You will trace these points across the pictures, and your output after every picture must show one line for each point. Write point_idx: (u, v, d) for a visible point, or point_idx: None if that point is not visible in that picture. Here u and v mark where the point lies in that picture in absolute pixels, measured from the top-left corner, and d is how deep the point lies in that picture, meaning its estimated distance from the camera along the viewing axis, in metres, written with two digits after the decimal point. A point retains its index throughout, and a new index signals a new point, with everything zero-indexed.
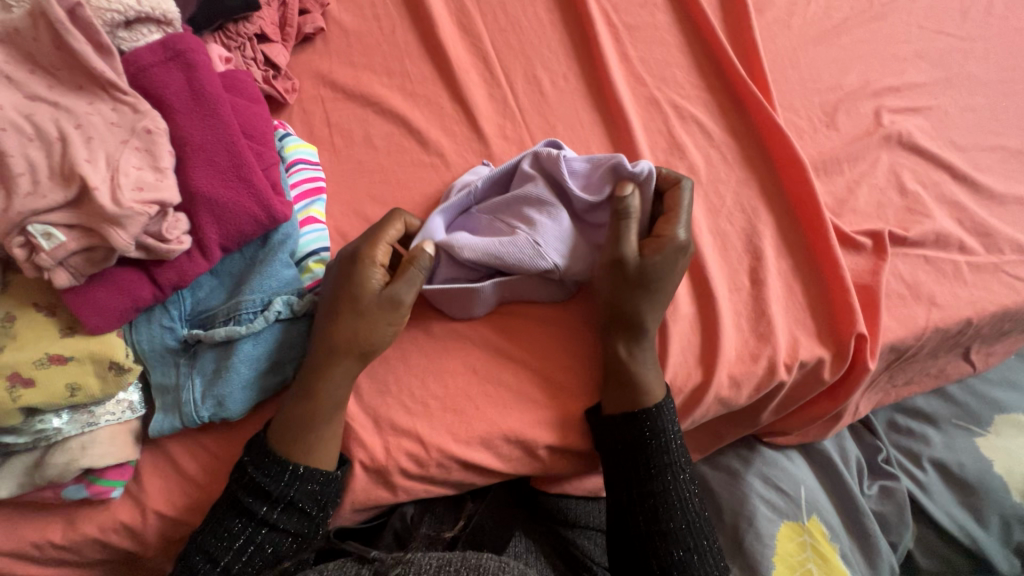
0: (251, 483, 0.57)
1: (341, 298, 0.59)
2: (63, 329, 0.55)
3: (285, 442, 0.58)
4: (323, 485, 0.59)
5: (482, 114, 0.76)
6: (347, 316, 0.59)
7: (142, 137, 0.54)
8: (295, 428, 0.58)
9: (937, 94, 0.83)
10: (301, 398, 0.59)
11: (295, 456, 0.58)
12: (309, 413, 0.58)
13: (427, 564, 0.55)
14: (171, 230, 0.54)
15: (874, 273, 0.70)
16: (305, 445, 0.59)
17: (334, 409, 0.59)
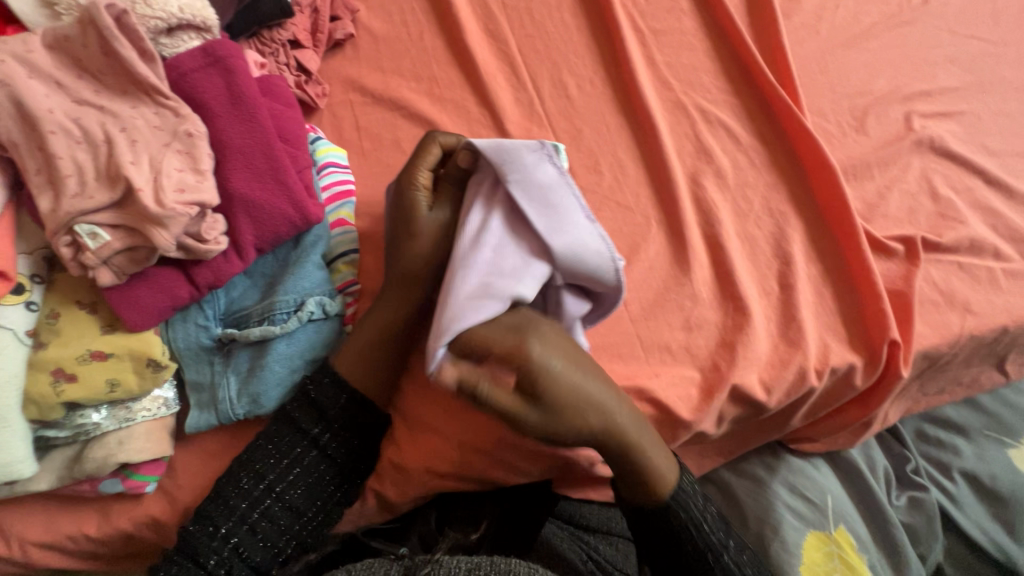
0: (307, 399, 0.60)
1: (401, 236, 0.61)
2: (103, 326, 0.57)
3: (351, 371, 0.61)
4: (369, 413, 0.63)
5: (509, 118, 0.77)
6: (426, 238, 0.61)
7: (184, 140, 0.55)
8: (364, 360, 0.61)
9: (969, 99, 0.82)
10: (362, 328, 0.62)
11: (359, 383, 0.61)
12: (377, 346, 0.62)
13: (457, 565, 0.55)
14: (210, 231, 0.55)
15: (905, 280, 0.69)
16: (367, 376, 0.62)
17: (399, 338, 0.62)
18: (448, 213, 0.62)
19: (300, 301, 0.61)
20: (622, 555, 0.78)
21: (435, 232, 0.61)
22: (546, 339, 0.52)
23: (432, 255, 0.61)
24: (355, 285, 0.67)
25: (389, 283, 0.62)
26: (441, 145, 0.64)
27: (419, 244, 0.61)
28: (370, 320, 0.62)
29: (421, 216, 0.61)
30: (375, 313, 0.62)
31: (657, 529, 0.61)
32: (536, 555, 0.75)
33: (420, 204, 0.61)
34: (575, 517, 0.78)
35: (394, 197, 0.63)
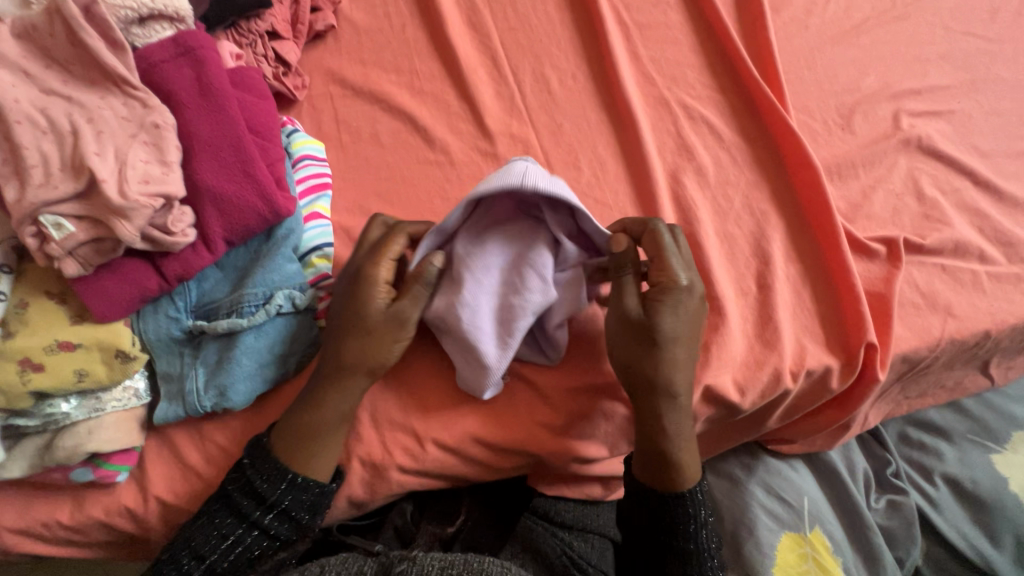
0: (248, 484, 0.58)
1: (349, 325, 0.59)
2: (72, 316, 0.57)
3: (291, 452, 0.58)
4: (318, 494, 0.59)
5: (489, 112, 0.76)
6: (378, 334, 0.59)
7: (151, 131, 0.55)
8: (305, 444, 0.59)
9: (961, 98, 0.80)
10: (303, 412, 0.59)
11: (299, 466, 0.58)
12: (317, 431, 0.59)
13: (431, 564, 0.55)
14: (177, 223, 0.55)
15: (886, 281, 0.68)
16: (310, 455, 0.59)
17: (337, 414, 0.59)
18: (405, 300, 0.60)
19: (269, 294, 0.61)
20: (597, 551, 0.75)
21: (390, 323, 0.59)
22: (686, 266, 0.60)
23: (381, 341, 0.59)
24: (328, 279, 0.66)
25: (327, 369, 0.59)
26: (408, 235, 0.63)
27: (365, 339, 0.59)
28: (311, 403, 0.59)
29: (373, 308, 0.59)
30: (317, 397, 0.59)
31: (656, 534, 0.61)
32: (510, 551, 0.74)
33: (378, 300, 0.60)
34: (549, 513, 0.74)
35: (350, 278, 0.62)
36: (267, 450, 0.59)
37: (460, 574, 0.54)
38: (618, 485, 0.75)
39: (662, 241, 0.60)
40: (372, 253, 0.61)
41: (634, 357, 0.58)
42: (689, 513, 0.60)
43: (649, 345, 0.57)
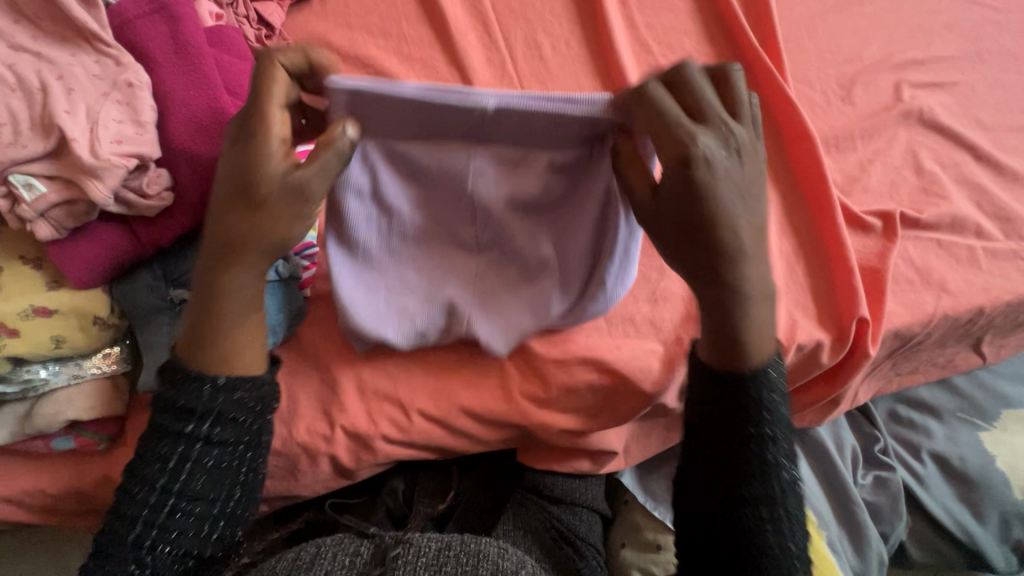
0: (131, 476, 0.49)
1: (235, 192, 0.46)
2: (47, 281, 0.55)
3: (200, 358, 0.49)
4: (239, 432, 0.50)
5: (479, 79, 0.73)
6: (284, 207, 0.46)
7: (123, 90, 0.53)
8: (205, 346, 0.49)
9: (965, 69, 0.78)
10: (205, 313, 0.49)
11: (218, 368, 0.49)
12: (218, 332, 0.49)
13: (428, 544, 0.56)
14: (153, 185, 0.53)
15: (881, 256, 0.67)
16: (227, 357, 0.49)
17: (245, 307, 0.50)
18: (313, 169, 0.45)
19: None
20: (586, 524, 0.76)
21: (288, 194, 0.46)
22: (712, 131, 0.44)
23: (276, 222, 0.46)
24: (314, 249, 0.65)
25: (207, 254, 0.48)
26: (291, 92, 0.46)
27: (263, 216, 0.46)
28: (214, 306, 0.48)
29: (258, 184, 0.45)
30: (209, 293, 0.48)
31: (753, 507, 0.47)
32: (502, 527, 0.74)
33: (271, 160, 0.45)
34: (539, 487, 0.74)
35: (235, 127, 0.46)
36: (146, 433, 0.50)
37: (456, 555, 0.54)
38: (607, 460, 0.73)
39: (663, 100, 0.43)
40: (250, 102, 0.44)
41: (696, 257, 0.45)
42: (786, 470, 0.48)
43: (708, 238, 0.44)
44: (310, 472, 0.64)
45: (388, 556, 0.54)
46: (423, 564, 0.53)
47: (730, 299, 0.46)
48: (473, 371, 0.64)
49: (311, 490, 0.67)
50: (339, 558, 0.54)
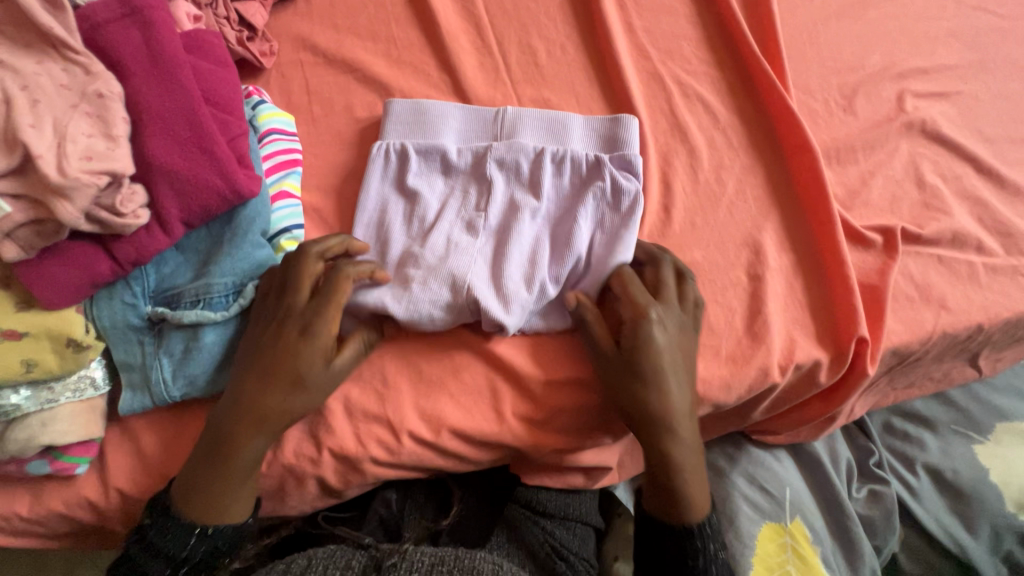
0: (149, 544, 0.54)
1: (266, 370, 0.54)
2: (18, 303, 0.53)
3: (203, 510, 0.54)
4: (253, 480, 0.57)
5: (471, 85, 0.71)
6: (316, 380, 0.55)
7: (94, 101, 0.50)
8: (214, 498, 0.54)
9: (968, 79, 0.76)
10: (213, 465, 0.54)
11: (213, 515, 0.54)
12: (228, 485, 0.54)
13: (421, 559, 0.54)
14: (127, 203, 0.51)
15: (881, 273, 0.65)
16: (221, 511, 0.54)
17: (250, 471, 0.55)
18: (343, 337, 0.57)
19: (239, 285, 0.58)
20: (578, 539, 0.75)
21: (325, 381, 0.56)
22: (666, 308, 0.58)
23: (309, 390, 0.55)
24: None
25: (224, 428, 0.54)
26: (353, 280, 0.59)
27: (299, 396, 0.55)
28: (229, 436, 0.54)
29: (303, 364, 0.54)
30: (219, 452, 0.54)
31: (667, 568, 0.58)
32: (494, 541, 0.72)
33: (315, 350, 0.55)
34: (532, 503, 0.74)
35: (281, 326, 0.55)
36: (164, 503, 0.55)
37: (450, 569, 0.53)
38: (601, 475, 0.70)
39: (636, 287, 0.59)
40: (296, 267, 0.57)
41: (621, 387, 0.56)
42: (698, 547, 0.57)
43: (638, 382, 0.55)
44: (296, 493, 0.63)
45: (382, 568, 0.53)
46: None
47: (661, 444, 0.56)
48: (464, 390, 0.62)
49: (298, 510, 0.65)
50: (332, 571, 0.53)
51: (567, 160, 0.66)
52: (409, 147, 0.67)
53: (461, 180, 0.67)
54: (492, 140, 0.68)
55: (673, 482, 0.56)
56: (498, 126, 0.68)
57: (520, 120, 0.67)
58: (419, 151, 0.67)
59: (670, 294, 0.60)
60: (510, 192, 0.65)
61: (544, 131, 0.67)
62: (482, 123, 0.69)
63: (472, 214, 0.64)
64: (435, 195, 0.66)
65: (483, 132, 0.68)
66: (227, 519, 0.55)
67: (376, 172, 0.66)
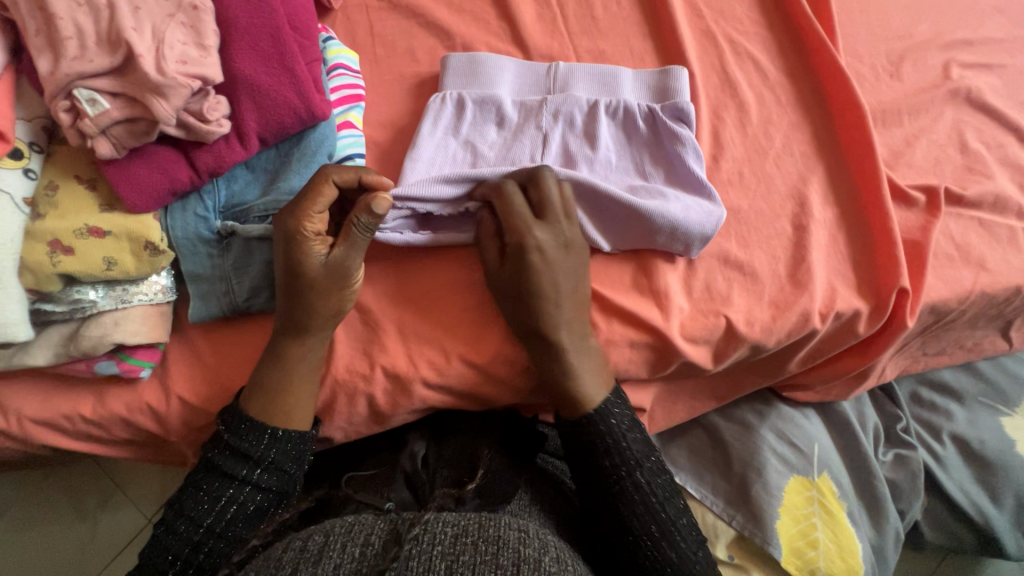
0: (225, 447, 0.59)
1: (294, 293, 0.57)
2: (102, 205, 0.56)
3: (269, 413, 0.59)
4: (298, 442, 0.61)
5: (529, 34, 0.73)
6: (329, 289, 0.58)
7: (188, 12, 0.53)
8: (272, 407, 0.59)
9: (1014, 53, 0.78)
10: (272, 370, 0.59)
11: (280, 420, 0.60)
12: (290, 387, 0.60)
13: (443, 532, 0.48)
14: (212, 111, 0.54)
15: (923, 230, 0.67)
16: (290, 412, 0.60)
17: (308, 367, 0.61)
18: (347, 252, 0.58)
19: None
20: None
21: (332, 278, 0.58)
22: (550, 232, 0.60)
23: (335, 299, 0.59)
24: None
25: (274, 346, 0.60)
26: (337, 186, 0.58)
27: (332, 304, 0.59)
28: (281, 360, 0.59)
29: (308, 271, 0.57)
30: (276, 357, 0.59)
31: (593, 479, 0.62)
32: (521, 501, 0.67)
33: (315, 254, 0.57)
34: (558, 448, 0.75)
35: (281, 243, 0.57)
36: (233, 408, 0.59)
37: (475, 542, 0.48)
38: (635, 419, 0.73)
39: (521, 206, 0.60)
40: (299, 204, 0.56)
41: (518, 305, 0.60)
42: (602, 430, 0.62)
43: (524, 301, 0.59)
44: (343, 412, 0.65)
45: (403, 539, 0.47)
46: (437, 553, 0.47)
47: (554, 357, 0.60)
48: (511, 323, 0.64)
49: (344, 431, 0.67)
50: (349, 548, 0.47)
51: (621, 110, 0.68)
52: (466, 98, 0.68)
53: (516, 130, 0.68)
54: (545, 94, 0.69)
55: (570, 387, 0.62)
56: (551, 81, 0.70)
57: (572, 74, 0.69)
58: (476, 101, 0.68)
59: (556, 215, 0.60)
60: (565, 143, 0.67)
61: (595, 83, 0.69)
62: (535, 79, 0.70)
63: (526, 163, 0.65)
64: (488, 143, 0.67)
65: (534, 87, 0.70)
66: (295, 421, 0.61)
67: (431, 119, 0.67)
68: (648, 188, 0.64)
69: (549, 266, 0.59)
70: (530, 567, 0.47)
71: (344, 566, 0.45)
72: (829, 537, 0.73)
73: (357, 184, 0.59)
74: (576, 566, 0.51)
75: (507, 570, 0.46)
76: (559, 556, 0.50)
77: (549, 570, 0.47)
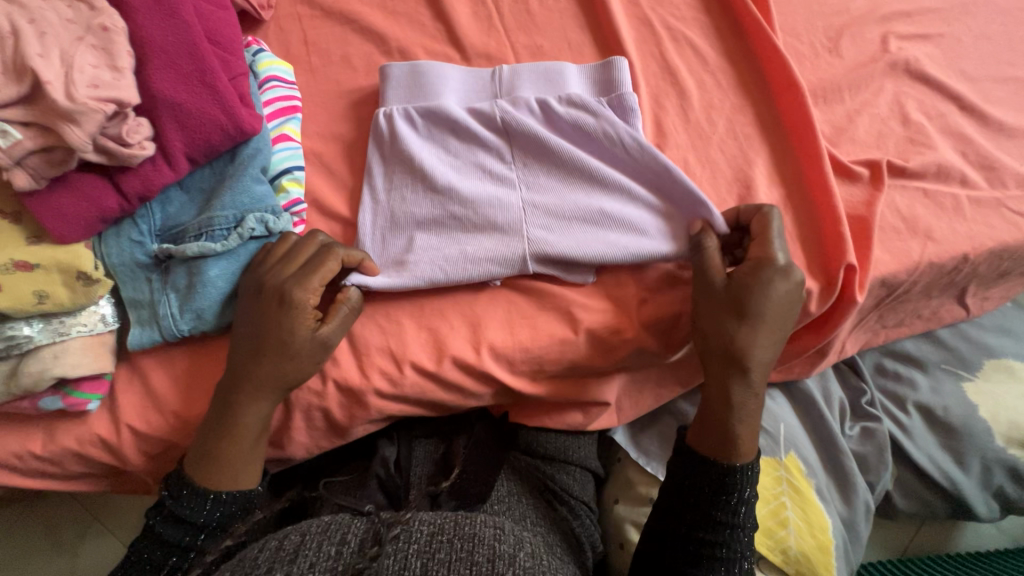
0: (168, 515, 0.55)
1: (268, 348, 0.55)
2: (29, 237, 0.55)
3: (206, 474, 0.56)
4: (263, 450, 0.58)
5: (466, 33, 0.72)
6: (304, 357, 0.56)
7: (99, 35, 0.52)
8: (213, 467, 0.56)
9: (950, 22, 0.78)
10: (220, 437, 0.56)
11: (222, 484, 0.57)
12: (231, 458, 0.57)
13: (419, 529, 0.47)
14: (133, 134, 0.52)
15: (868, 205, 0.67)
16: (229, 480, 0.57)
17: (255, 440, 0.58)
18: (332, 325, 0.57)
19: (240, 217, 0.58)
20: (579, 484, 0.73)
21: (315, 350, 0.57)
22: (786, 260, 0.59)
23: (303, 366, 0.57)
24: (301, 205, 0.64)
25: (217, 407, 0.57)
26: (342, 262, 0.59)
27: (287, 363, 0.56)
28: (231, 432, 0.56)
29: (293, 347, 0.56)
30: (226, 426, 0.56)
31: (676, 515, 0.60)
32: (497, 494, 0.69)
33: (304, 325, 0.56)
34: (531, 446, 0.72)
35: (260, 303, 0.56)
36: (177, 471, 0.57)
37: (450, 539, 0.46)
38: (599, 412, 0.70)
39: (772, 224, 0.60)
40: (300, 273, 0.56)
41: (715, 320, 0.58)
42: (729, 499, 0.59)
43: (741, 322, 0.57)
44: (300, 427, 0.64)
45: (382, 540, 0.46)
46: (414, 552, 0.45)
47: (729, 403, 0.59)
48: (463, 330, 0.63)
49: (307, 446, 0.66)
50: (325, 546, 0.45)
51: (575, 108, 0.65)
52: (412, 110, 0.67)
53: (465, 141, 0.66)
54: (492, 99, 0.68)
55: (731, 429, 0.59)
56: (497, 85, 0.69)
57: (518, 76, 0.68)
58: (422, 113, 0.66)
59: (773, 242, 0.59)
60: (514, 151, 0.65)
61: (542, 83, 0.68)
62: (481, 84, 0.69)
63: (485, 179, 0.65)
64: (440, 158, 0.65)
65: (483, 92, 0.69)
66: (240, 484, 0.58)
67: (379, 140, 0.67)
68: (603, 212, 0.62)
69: (766, 288, 0.57)
70: (505, 561, 0.45)
71: (320, 564, 0.43)
72: (798, 515, 0.74)
73: (359, 264, 0.60)
74: (549, 563, 0.50)
75: (483, 566, 0.45)
76: (533, 551, 0.50)
77: (525, 564, 0.46)
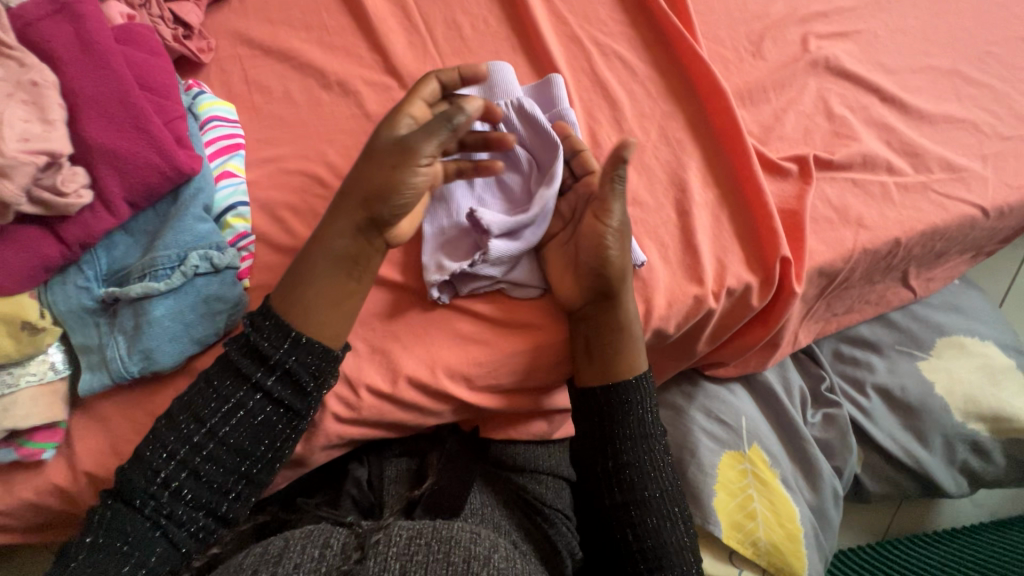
0: (159, 441, 0.54)
1: (376, 155, 0.56)
2: None
3: (286, 307, 0.57)
4: (321, 358, 0.57)
5: (402, 63, 0.75)
6: (389, 159, 0.55)
7: (29, 90, 0.53)
8: (294, 298, 0.57)
9: (866, 19, 0.82)
10: (294, 293, 0.57)
11: (297, 321, 0.57)
12: (312, 290, 0.57)
13: (398, 533, 0.47)
14: (69, 183, 0.54)
15: (799, 198, 0.70)
16: (310, 312, 0.57)
17: (339, 271, 0.58)
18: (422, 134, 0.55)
19: (183, 255, 0.59)
20: (553, 493, 0.70)
21: (394, 151, 0.55)
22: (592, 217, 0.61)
23: (417, 146, 0.55)
24: (247, 238, 0.65)
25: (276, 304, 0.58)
26: (439, 83, 0.61)
27: (405, 170, 0.55)
28: (313, 258, 0.58)
29: (384, 207, 0.56)
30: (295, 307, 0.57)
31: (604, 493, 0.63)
32: (471, 506, 0.66)
33: (399, 128, 0.58)
34: (501, 458, 0.71)
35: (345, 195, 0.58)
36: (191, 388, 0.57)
37: (428, 543, 0.47)
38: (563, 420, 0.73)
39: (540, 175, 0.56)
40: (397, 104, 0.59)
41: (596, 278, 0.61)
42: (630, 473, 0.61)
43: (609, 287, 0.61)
44: None
45: (365, 545, 0.46)
46: (395, 554, 0.45)
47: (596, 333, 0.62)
48: (416, 350, 0.65)
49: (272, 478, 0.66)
50: (309, 549, 0.45)
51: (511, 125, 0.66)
52: None
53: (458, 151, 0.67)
54: None
55: (612, 355, 0.63)
56: None
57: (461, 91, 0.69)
58: None
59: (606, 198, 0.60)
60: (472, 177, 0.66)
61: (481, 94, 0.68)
62: None
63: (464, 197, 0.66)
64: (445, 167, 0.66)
65: None
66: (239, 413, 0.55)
67: None
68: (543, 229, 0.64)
69: (606, 243, 0.60)
70: (481, 564, 0.46)
71: (304, 566, 0.44)
72: (767, 506, 0.75)
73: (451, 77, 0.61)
74: (523, 564, 0.51)
75: (459, 567, 0.45)
76: (508, 554, 0.50)
77: (500, 565, 0.47)
